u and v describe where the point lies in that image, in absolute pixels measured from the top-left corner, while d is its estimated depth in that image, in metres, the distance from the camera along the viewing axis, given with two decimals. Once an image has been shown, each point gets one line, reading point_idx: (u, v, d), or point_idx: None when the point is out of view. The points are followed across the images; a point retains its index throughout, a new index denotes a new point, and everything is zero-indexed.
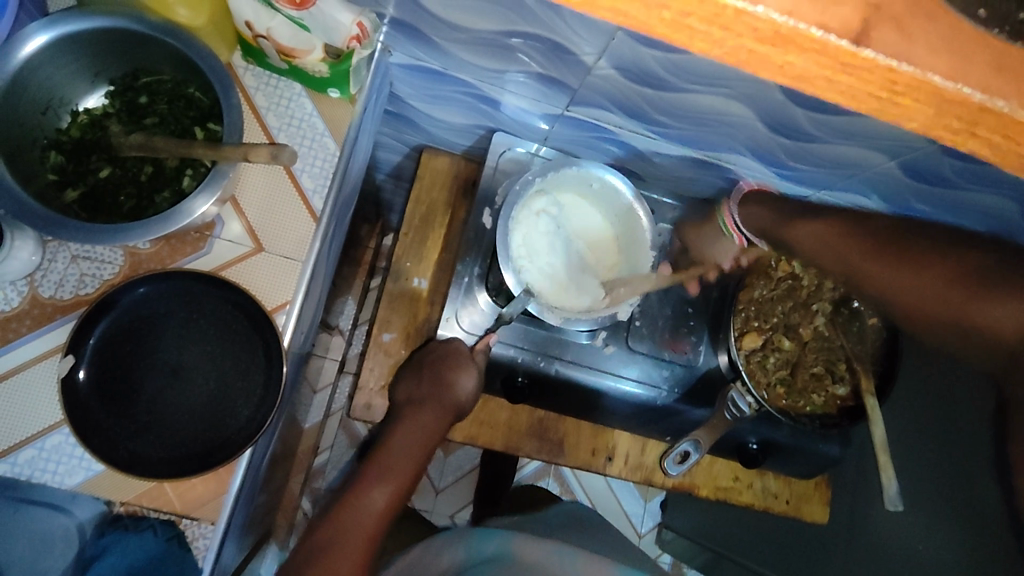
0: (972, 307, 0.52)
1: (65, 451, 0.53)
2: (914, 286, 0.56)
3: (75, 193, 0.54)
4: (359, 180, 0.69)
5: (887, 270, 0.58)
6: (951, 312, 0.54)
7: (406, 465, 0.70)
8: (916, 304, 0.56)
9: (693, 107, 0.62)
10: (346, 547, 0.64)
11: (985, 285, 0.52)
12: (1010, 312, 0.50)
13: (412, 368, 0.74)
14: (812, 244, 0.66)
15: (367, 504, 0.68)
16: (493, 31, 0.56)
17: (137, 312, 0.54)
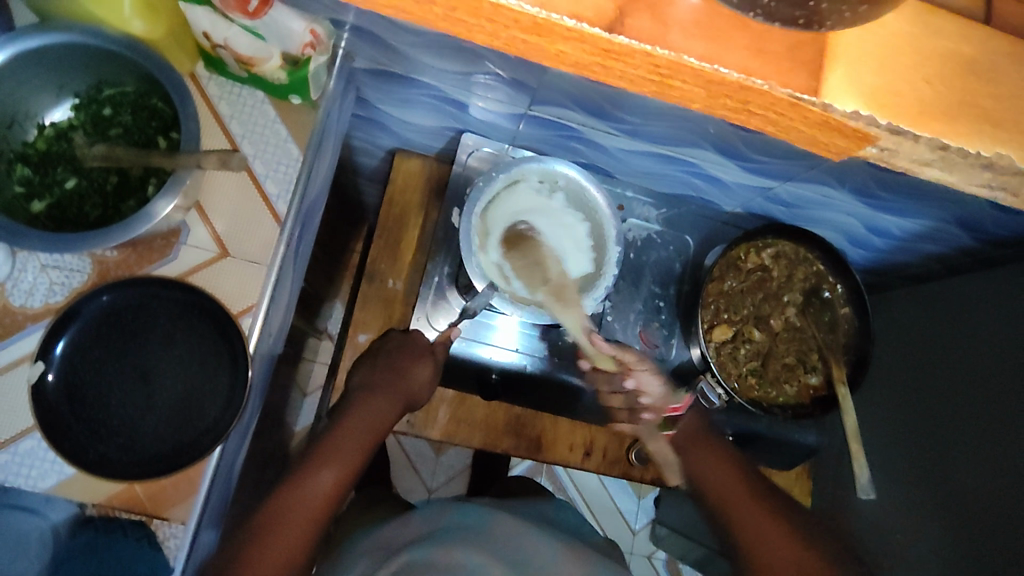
0: (784, 565, 0.60)
1: (38, 455, 0.55)
2: (772, 532, 0.62)
3: (42, 205, 0.55)
4: (326, 184, 0.70)
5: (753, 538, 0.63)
6: (765, 565, 0.61)
7: (360, 441, 0.64)
8: (761, 542, 0.62)
9: (650, 104, 0.63)
10: (291, 529, 0.56)
11: (831, 569, 0.60)
12: (814, 568, 0.60)
13: (369, 359, 0.73)
14: (712, 470, 0.69)
15: (309, 489, 0.59)
16: (447, 35, 0.57)
17: (104, 319, 0.55)
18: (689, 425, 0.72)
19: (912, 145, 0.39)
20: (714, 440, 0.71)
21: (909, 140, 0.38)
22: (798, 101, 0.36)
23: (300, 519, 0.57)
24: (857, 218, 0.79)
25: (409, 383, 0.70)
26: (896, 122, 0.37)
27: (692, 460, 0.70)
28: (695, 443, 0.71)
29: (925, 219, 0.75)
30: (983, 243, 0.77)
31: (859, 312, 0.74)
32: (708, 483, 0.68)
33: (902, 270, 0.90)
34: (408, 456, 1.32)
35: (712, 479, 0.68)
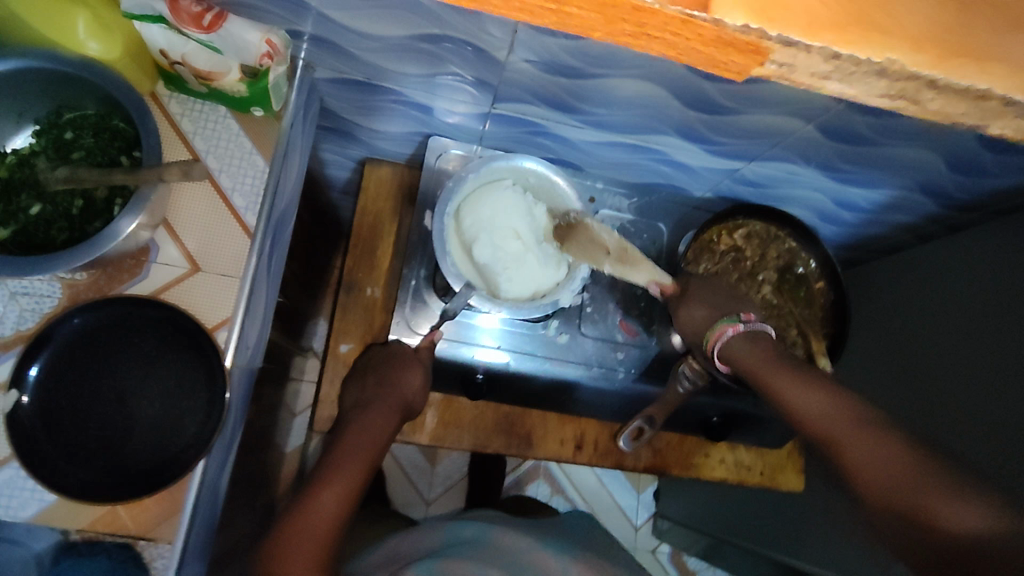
0: (858, 469, 0.52)
1: (17, 485, 0.54)
2: (876, 454, 0.51)
3: (7, 232, 0.54)
4: (295, 195, 0.70)
5: (850, 431, 0.53)
6: (912, 500, 0.48)
7: (359, 462, 0.62)
8: (847, 459, 0.53)
9: (610, 93, 0.64)
10: (300, 551, 0.53)
11: (941, 483, 0.47)
12: (888, 471, 0.50)
13: (359, 377, 0.74)
14: (784, 391, 0.60)
15: (315, 509, 0.56)
16: (405, 36, 0.58)
17: (76, 343, 0.55)
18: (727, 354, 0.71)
19: (806, 56, 0.43)
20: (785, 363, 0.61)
21: (803, 52, 0.43)
22: (691, 18, 0.41)
23: (309, 535, 0.54)
24: (825, 193, 0.81)
25: (400, 391, 0.69)
26: (786, 33, 0.41)
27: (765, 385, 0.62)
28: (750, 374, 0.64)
29: (890, 188, 0.77)
30: (949, 210, 0.78)
31: (834, 285, 0.77)
32: (802, 412, 0.58)
33: (874, 244, 0.91)
34: (404, 469, 1.31)
35: (788, 403, 0.59)
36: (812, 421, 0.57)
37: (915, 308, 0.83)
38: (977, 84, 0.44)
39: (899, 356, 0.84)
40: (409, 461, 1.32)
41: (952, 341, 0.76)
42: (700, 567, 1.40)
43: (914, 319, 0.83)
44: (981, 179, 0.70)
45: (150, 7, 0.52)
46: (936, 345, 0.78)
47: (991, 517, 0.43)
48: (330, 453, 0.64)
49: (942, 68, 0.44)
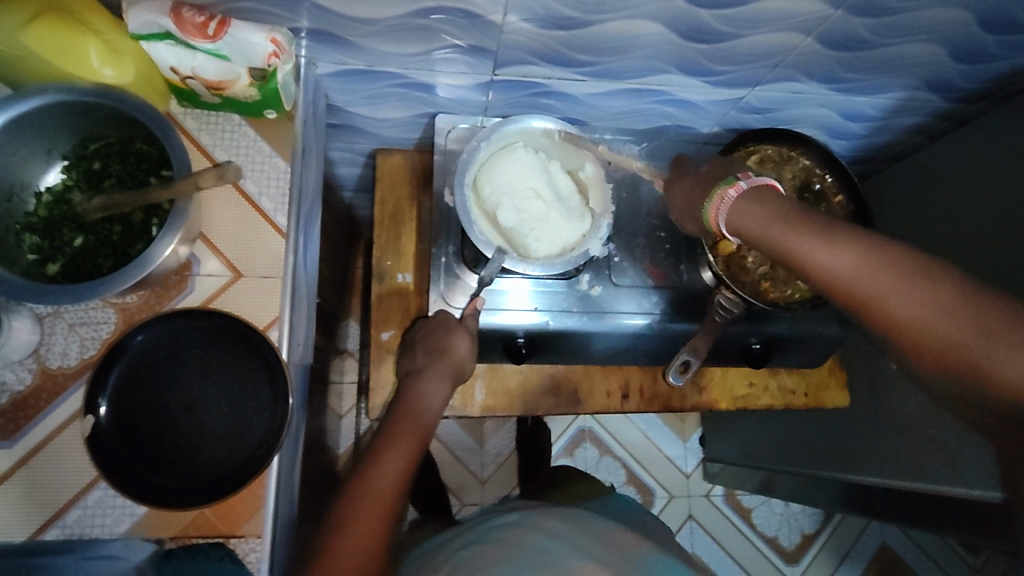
0: (914, 316, 0.52)
1: (108, 503, 0.57)
2: (907, 293, 0.52)
3: (56, 266, 0.57)
4: (317, 191, 0.72)
5: (883, 285, 0.53)
6: (957, 349, 0.50)
7: (413, 430, 0.64)
8: (904, 317, 0.52)
9: (610, 39, 0.64)
10: (369, 509, 0.56)
11: (1003, 328, 0.48)
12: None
13: (408, 349, 0.74)
14: (830, 257, 0.55)
15: (377, 473, 0.59)
16: (401, 14, 0.59)
17: (140, 360, 0.57)
18: (742, 213, 0.61)
19: None
20: (798, 216, 0.58)
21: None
22: None
23: (377, 500, 0.56)
24: (831, 108, 0.81)
25: (450, 357, 0.70)
26: None
27: (805, 263, 0.56)
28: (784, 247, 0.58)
29: (896, 91, 0.77)
30: (957, 102, 0.79)
31: (854, 196, 0.78)
32: (827, 272, 0.55)
33: (886, 151, 0.92)
34: (454, 452, 1.34)
35: (831, 272, 0.55)
36: (844, 283, 0.55)
37: (934, 207, 0.84)
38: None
39: None
40: (458, 444, 1.34)
41: (977, 229, 0.77)
42: (756, 503, 1.41)
43: (934, 218, 0.83)
44: (984, 64, 0.71)
45: (156, 24, 0.54)
46: (961, 237, 0.79)
47: None
48: (387, 425, 0.65)
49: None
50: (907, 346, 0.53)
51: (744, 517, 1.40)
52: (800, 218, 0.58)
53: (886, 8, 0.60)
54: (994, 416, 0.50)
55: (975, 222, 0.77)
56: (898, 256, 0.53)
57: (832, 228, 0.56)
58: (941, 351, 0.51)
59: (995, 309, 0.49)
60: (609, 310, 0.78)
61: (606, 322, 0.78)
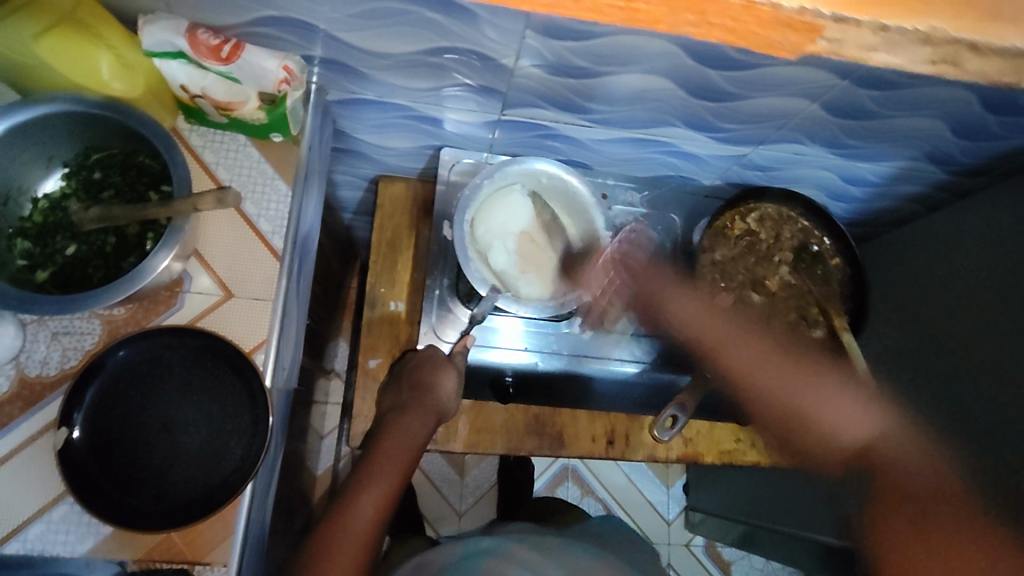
0: (770, 385, 0.70)
1: (73, 520, 0.56)
2: (765, 370, 0.70)
3: (46, 273, 0.56)
4: (317, 215, 0.72)
5: (745, 361, 0.72)
6: (797, 405, 0.68)
7: (395, 464, 0.64)
8: (773, 391, 0.70)
9: (619, 90, 0.65)
10: (343, 552, 0.56)
11: (822, 386, 0.68)
12: (859, 415, 0.66)
13: (395, 382, 0.74)
14: (695, 313, 0.75)
15: (354, 513, 0.58)
16: (415, 51, 0.60)
17: (120, 375, 0.57)
18: (629, 265, 0.76)
19: None
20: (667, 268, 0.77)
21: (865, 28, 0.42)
22: None
23: (352, 542, 0.57)
24: (833, 171, 0.82)
25: (437, 395, 0.70)
26: None
27: (672, 319, 0.76)
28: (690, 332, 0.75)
29: (897, 160, 0.78)
30: (956, 175, 0.80)
31: (852, 261, 0.79)
32: (737, 367, 0.72)
33: (884, 216, 0.92)
34: (434, 483, 1.32)
35: (699, 333, 0.74)
36: (717, 343, 0.73)
37: (931, 276, 0.84)
38: (1016, 43, 0.43)
39: (920, 326, 0.84)
40: (438, 474, 1.32)
41: (973, 303, 0.77)
42: (736, 556, 1.40)
43: (929, 288, 0.84)
44: (985, 141, 0.72)
45: (170, 43, 0.54)
46: (954, 310, 0.79)
47: (865, 425, 0.65)
48: (368, 457, 0.65)
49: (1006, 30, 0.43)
50: (777, 415, 0.70)
51: (723, 570, 1.38)
52: (693, 291, 0.76)
53: (892, 83, 0.61)
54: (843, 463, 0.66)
55: (970, 295, 0.77)
56: (768, 342, 0.73)
57: (702, 297, 0.76)
58: (788, 411, 0.69)
59: (827, 384, 0.68)
60: (595, 356, 0.81)
61: (591, 366, 0.82)
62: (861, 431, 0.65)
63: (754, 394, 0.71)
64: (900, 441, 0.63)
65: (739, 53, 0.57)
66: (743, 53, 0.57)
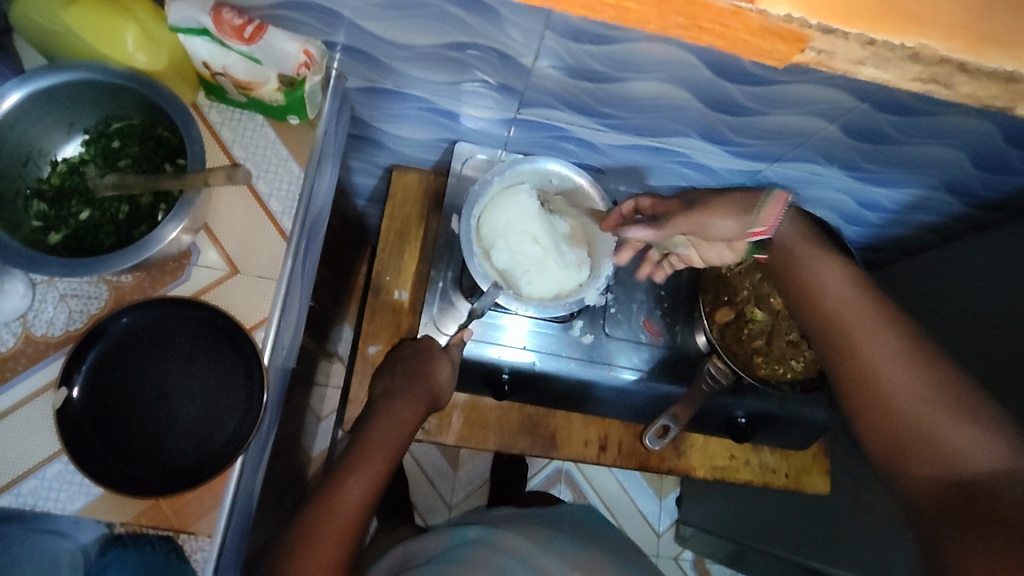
0: (893, 378, 0.56)
1: (66, 478, 0.57)
2: (883, 341, 0.57)
3: (59, 236, 0.57)
4: (327, 198, 0.72)
5: (879, 343, 0.57)
6: (928, 425, 0.54)
7: (383, 451, 0.64)
8: (902, 399, 0.55)
9: (636, 97, 0.65)
10: (325, 536, 0.56)
11: (959, 411, 0.53)
12: (983, 444, 0.52)
13: (389, 368, 0.75)
14: (841, 283, 0.61)
15: (339, 498, 0.59)
16: (435, 44, 0.61)
17: (121, 341, 0.58)
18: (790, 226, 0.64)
19: None
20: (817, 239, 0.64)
21: (840, 39, 0.48)
22: None
23: (337, 524, 0.57)
24: (848, 194, 0.81)
25: (428, 383, 0.71)
26: None
27: (813, 296, 0.62)
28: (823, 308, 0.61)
29: (915, 188, 0.77)
30: (974, 208, 0.79)
31: None
32: (892, 395, 0.56)
33: (898, 243, 0.91)
34: (427, 474, 1.33)
35: (851, 348, 0.59)
36: (841, 312, 0.60)
37: (940, 308, 0.83)
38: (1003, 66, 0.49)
39: None
40: (432, 465, 1.33)
41: (980, 338, 0.76)
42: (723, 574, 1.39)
43: (938, 320, 0.83)
44: (1006, 175, 0.71)
45: (195, 20, 0.55)
46: (962, 344, 0.78)
47: (994, 451, 0.51)
48: (358, 442, 0.65)
49: (975, 53, 0.49)
50: (882, 427, 0.57)
51: None
52: (831, 251, 0.63)
53: (913, 110, 0.60)
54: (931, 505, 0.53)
55: (979, 330, 0.76)
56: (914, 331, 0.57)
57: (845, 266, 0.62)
58: (896, 428, 0.56)
59: (981, 404, 0.54)
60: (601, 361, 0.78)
61: (596, 371, 0.78)
62: (990, 457, 0.51)
63: (887, 412, 0.56)
64: (1018, 482, 0.50)
65: (759, 69, 0.56)
66: (762, 69, 0.56)
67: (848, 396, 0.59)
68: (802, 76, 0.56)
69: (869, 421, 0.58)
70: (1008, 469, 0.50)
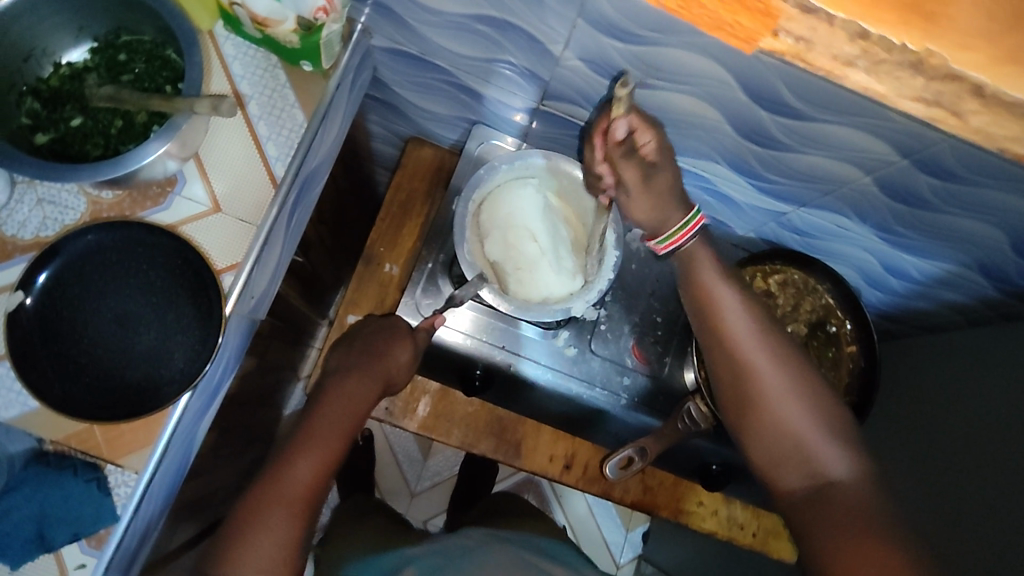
0: (778, 403, 0.56)
1: (5, 384, 0.55)
2: (778, 375, 0.56)
3: (46, 137, 0.56)
4: (330, 155, 0.70)
5: (773, 373, 0.56)
6: (809, 442, 0.55)
7: (335, 429, 0.61)
8: (796, 429, 0.56)
9: (661, 106, 0.61)
10: (275, 517, 0.54)
11: (840, 431, 0.56)
12: (848, 459, 0.55)
13: (346, 342, 0.72)
14: (738, 316, 0.57)
15: (289, 478, 0.56)
16: (463, 14, 0.58)
17: (85, 257, 0.56)
18: (700, 257, 0.59)
19: None
20: (726, 265, 0.60)
21: (823, 23, 0.42)
22: None
23: (289, 509, 0.55)
24: (874, 255, 0.76)
25: (386, 363, 0.68)
26: None
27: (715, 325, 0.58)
28: (713, 318, 0.58)
29: (947, 262, 0.72)
30: (1007, 296, 0.73)
31: (867, 353, 0.73)
32: (782, 423, 0.56)
33: (921, 318, 0.86)
34: (397, 456, 1.30)
35: (749, 377, 0.57)
36: (737, 340, 0.57)
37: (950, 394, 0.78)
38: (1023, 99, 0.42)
39: (925, 444, 0.78)
40: (402, 448, 1.31)
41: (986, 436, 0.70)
42: None
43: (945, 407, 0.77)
44: None
45: None
46: (965, 438, 0.73)
47: (861, 468, 0.54)
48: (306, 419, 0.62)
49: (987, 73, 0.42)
50: (773, 446, 0.57)
51: None
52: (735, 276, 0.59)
53: (958, 177, 0.55)
54: (820, 515, 0.53)
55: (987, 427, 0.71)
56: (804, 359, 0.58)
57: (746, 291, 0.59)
58: (780, 441, 0.56)
59: (849, 430, 0.56)
60: (579, 377, 0.75)
61: (570, 385, 0.76)
62: (856, 476, 0.54)
63: (776, 440, 0.57)
64: (877, 499, 0.52)
65: (797, 101, 0.52)
66: (800, 101, 0.52)
67: (730, 405, 0.59)
68: (841, 117, 0.52)
69: (762, 442, 0.58)
70: (867, 486, 0.53)
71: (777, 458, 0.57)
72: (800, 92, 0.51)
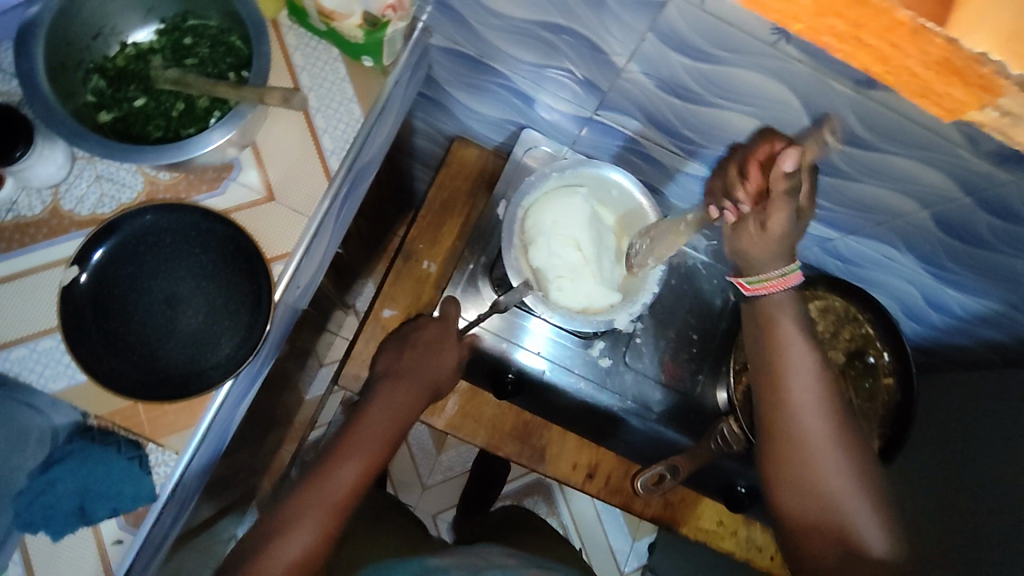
0: (807, 448, 0.58)
1: (54, 356, 0.56)
2: (820, 421, 0.58)
3: (109, 116, 0.56)
4: (381, 151, 0.70)
5: (827, 427, 0.58)
6: (838, 499, 0.56)
7: (379, 437, 0.65)
8: (809, 474, 0.57)
9: (718, 124, 0.61)
10: (314, 513, 0.58)
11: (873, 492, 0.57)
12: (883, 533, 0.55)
13: (394, 342, 0.73)
14: (802, 362, 0.58)
15: (333, 478, 0.60)
16: (529, 20, 0.57)
17: (139, 237, 0.56)
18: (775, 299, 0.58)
19: None
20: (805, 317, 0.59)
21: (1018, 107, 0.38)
22: None
23: (328, 505, 0.58)
24: (917, 288, 0.75)
25: (428, 370, 0.70)
26: None
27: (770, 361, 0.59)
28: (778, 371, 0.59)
29: (992, 301, 0.71)
30: None
31: (904, 388, 0.73)
32: (812, 474, 0.57)
33: (957, 353, 0.84)
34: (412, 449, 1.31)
35: (791, 423, 0.58)
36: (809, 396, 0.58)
37: None
38: None
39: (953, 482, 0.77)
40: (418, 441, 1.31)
41: None
42: None
43: None
44: None
45: None
46: None
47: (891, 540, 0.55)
48: (350, 427, 0.66)
49: None
50: (794, 490, 0.59)
51: None
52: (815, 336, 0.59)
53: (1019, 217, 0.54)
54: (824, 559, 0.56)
55: None
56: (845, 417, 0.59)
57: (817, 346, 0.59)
58: (805, 488, 0.58)
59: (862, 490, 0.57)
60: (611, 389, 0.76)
61: (602, 395, 0.76)
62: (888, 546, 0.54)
63: (794, 483, 0.58)
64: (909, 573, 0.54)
65: (864, 131, 0.52)
66: (868, 131, 0.51)
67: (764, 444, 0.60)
68: (905, 150, 0.52)
69: (784, 487, 0.59)
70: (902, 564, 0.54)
71: (798, 503, 0.58)
72: (868, 120, 0.50)
